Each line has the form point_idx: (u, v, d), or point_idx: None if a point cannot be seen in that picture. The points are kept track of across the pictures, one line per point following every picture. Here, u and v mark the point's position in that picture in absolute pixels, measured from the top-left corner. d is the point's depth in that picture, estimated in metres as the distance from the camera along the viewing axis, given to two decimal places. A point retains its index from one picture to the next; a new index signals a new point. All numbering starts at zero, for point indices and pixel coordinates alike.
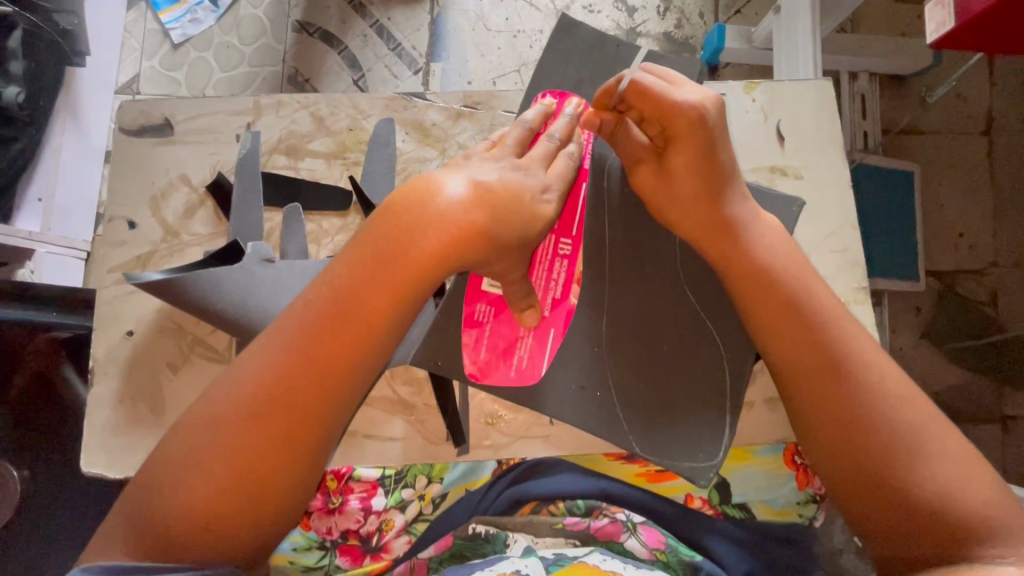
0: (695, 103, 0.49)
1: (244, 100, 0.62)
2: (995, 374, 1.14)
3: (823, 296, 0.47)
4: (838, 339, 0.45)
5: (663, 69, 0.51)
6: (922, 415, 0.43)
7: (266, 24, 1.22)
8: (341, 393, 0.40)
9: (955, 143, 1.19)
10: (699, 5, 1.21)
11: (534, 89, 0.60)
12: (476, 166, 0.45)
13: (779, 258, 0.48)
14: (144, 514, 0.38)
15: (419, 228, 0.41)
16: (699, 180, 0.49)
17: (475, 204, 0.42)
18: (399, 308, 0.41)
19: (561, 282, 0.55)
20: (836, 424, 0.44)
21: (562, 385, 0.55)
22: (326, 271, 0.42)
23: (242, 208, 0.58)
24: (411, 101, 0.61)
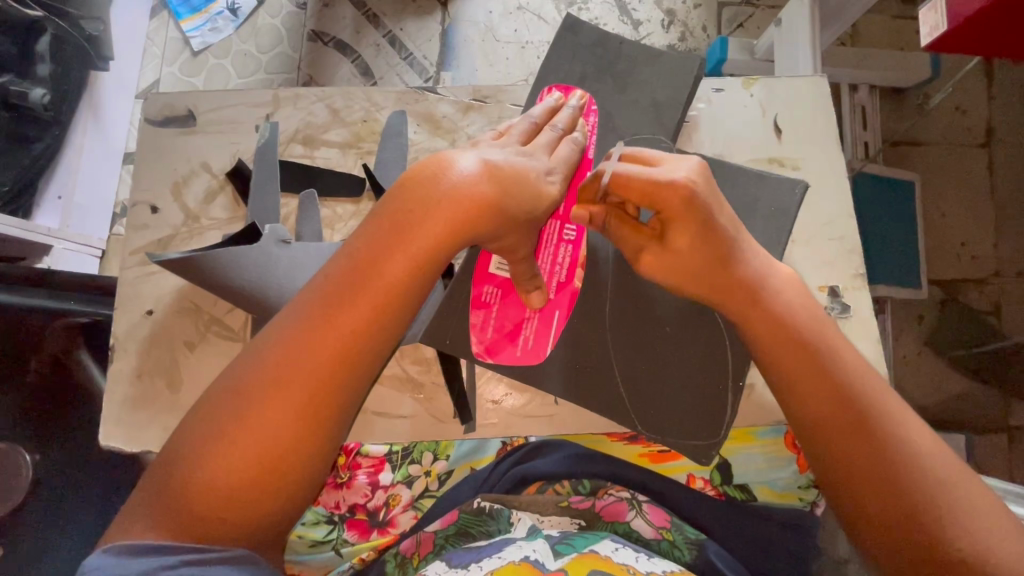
0: (684, 178, 0.48)
1: (265, 93, 0.65)
2: (998, 383, 1.14)
3: (826, 326, 0.49)
4: (845, 372, 0.47)
5: (641, 155, 0.51)
6: (934, 452, 0.44)
7: (283, 33, 1.26)
8: (358, 378, 0.42)
9: (954, 152, 1.21)
10: (702, 19, 1.25)
11: (541, 84, 0.63)
12: (485, 149, 0.47)
13: (787, 294, 0.50)
14: (169, 493, 0.39)
15: (430, 209, 0.43)
16: (703, 250, 0.49)
17: (487, 186, 0.44)
18: (415, 278, 0.43)
19: (567, 265, 0.57)
20: (857, 465, 0.45)
21: (566, 365, 0.57)
22: (346, 245, 0.44)
23: (260, 193, 0.61)
24: (422, 95, 0.65)
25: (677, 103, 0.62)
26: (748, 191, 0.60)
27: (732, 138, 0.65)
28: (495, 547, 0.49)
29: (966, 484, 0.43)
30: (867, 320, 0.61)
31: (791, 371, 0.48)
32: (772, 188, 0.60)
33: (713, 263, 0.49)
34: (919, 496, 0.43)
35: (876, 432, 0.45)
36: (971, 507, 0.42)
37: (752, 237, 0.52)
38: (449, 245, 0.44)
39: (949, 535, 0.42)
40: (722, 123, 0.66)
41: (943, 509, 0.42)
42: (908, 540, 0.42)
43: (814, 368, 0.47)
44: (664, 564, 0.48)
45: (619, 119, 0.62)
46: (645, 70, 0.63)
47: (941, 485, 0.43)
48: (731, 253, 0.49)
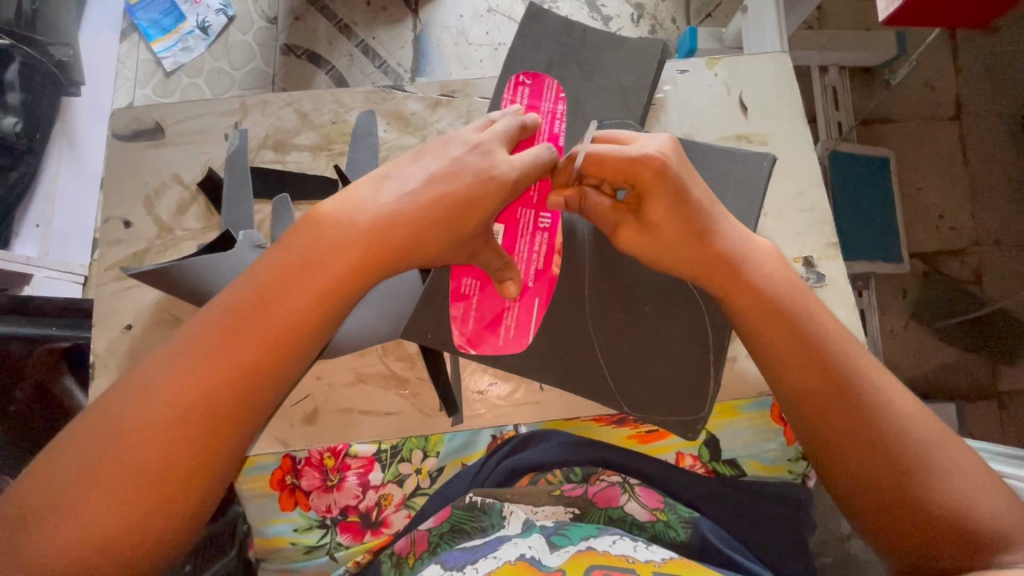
0: (656, 153, 0.49)
1: (232, 101, 0.65)
2: (986, 351, 1.15)
3: (809, 299, 0.50)
4: (831, 343, 0.47)
5: (614, 136, 0.52)
6: (920, 419, 0.45)
7: (255, 49, 1.27)
8: (257, 411, 0.41)
9: (925, 125, 1.23)
10: (671, 11, 1.27)
11: (507, 74, 0.64)
12: (406, 171, 0.46)
13: (768, 268, 0.50)
14: (17, 547, 0.36)
15: (343, 245, 0.43)
16: (681, 224, 0.49)
17: (394, 222, 0.44)
18: (317, 312, 0.43)
19: (543, 253, 0.58)
20: (844, 435, 0.45)
21: (549, 350, 0.58)
22: (245, 274, 0.43)
23: (233, 201, 0.61)
24: (390, 94, 0.65)
25: (643, 87, 0.64)
26: (717, 167, 0.61)
27: (700, 119, 0.67)
28: (490, 547, 0.48)
29: (951, 444, 0.44)
30: (841, 286, 0.62)
31: (777, 344, 0.48)
32: (741, 163, 0.61)
33: (692, 238, 0.50)
34: (906, 460, 0.43)
35: (861, 401, 0.45)
36: (959, 468, 0.43)
37: (728, 212, 0.52)
38: (369, 278, 0.44)
39: (937, 496, 0.42)
40: (688, 103, 0.67)
41: (931, 471, 0.43)
42: (898, 509, 0.43)
43: (797, 341, 0.47)
44: (662, 551, 0.47)
45: (588, 105, 0.63)
46: (610, 56, 0.64)
47: (929, 448, 0.43)
48: (707, 228, 0.50)
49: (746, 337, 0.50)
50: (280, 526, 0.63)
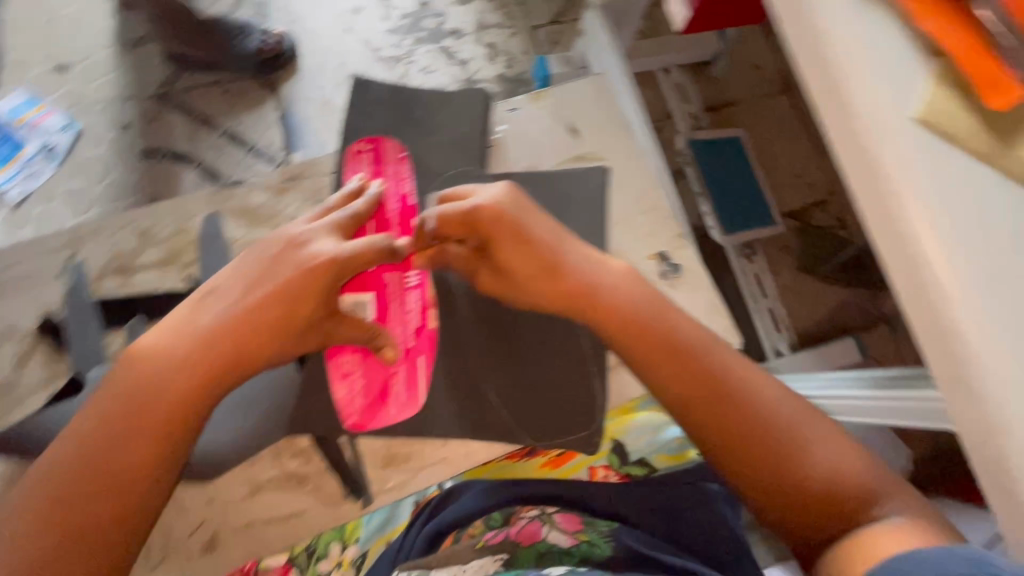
0: (489, 203, 0.54)
1: (60, 235, 0.62)
2: (866, 285, 1.28)
3: (668, 310, 0.53)
4: (695, 347, 0.51)
5: (458, 192, 0.56)
6: (783, 401, 0.49)
7: (109, 160, 1.21)
8: (114, 561, 0.43)
9: (763, 101, 1.38)
10: (521, 44, 1.36)
11: (344, 149, 0.66)
12: (220, 281, 0.51)
13: (623, 289, 0.53)
14: None
15: (169, 373, 0.46)
16: (535, 266, 0.53)
17: (216, 337, 0.47)
18: (159, 447, 0.45)
19: (418, 310, 0.60)
20: (726, 432, 0.48)
21: (442, 406, 0.58)
22: (78, 427, 0.45)
23: (81, 339, 0.58)
24: (232, 191, 0.65)
25: (476, 134, 0.68)
26: (554, 194, 0.66)
27: (537, 149, 0.71)
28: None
29: (813, 419, 0.49)
30: (698, 270, 0.67)
31: (651, 359, 0.51)
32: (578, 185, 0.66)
33: (548, 277, 0.53)
34: (780, 443, 0.47)
35: (731, 396, 0.49)
36: (824, 439, 0.48)
37: (579, 242, 0.56)
38: (207, 395, 0.47)
39: (811, 468, 0.46)
40: (525, 138, 0.72)
41: (800, 445, 0.47)
42: (787, 491, 0.46)
43: (665, 353, 0.51)
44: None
45: (430, 160, 0.66)
46: (441, 111, 0.68)
47: (795, 426, 0.48)
48: (558, 263, 0.53)
49: (622, 356, 0.53)
50: None
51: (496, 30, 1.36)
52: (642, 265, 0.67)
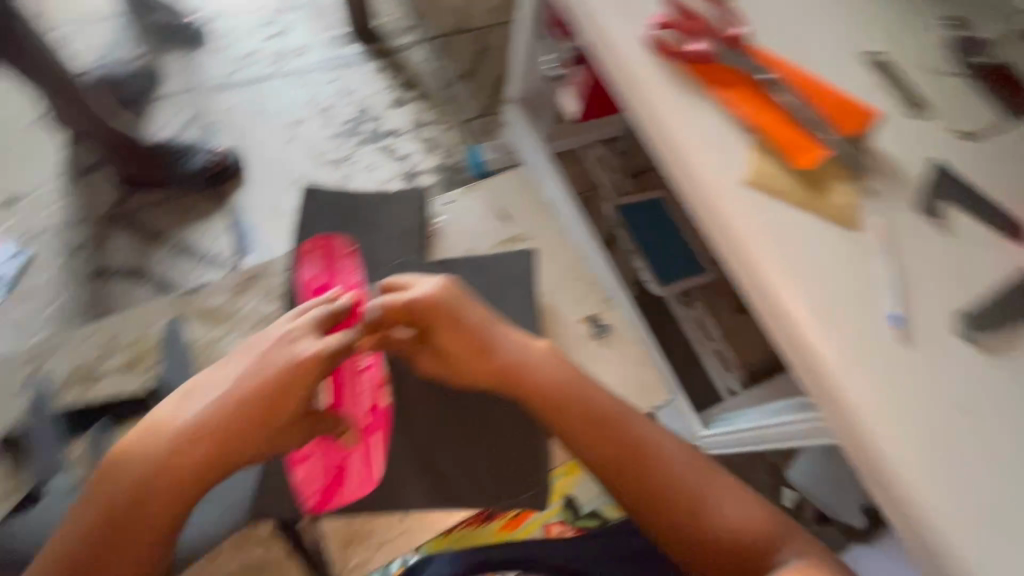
0: (428, 294, 0.63)
1: (40, 352, 0.75)
2: None
3: (593, 388, 0.62)
4: (612, 417, 0.60)
5: (402, 280, 0.66)
6: (691, 464, 0.58)
7: (60, 284, 1.24)
8: None
9: None
10: (449, 133, 1.47)
11: (297, 258, 0.80)
12: (215, 382, 0.56)
13: (553, 370, 0.62)
14: None
15: (157, 471, 0.51)
16: (469, 347, 0.62)
17: (198, 435, 0.52)
18: (163, 549, 0.50)
19: (372, 391, 0.69)
20: (637, 490, 0.57)
21: (397, 475, 0.69)
22: (76, 522, 0.50)
23: (45, 451, 0.67)
24: (193, 296, 0.79)
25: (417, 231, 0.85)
26: None
27: None
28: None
29: (716, 478, 0.58)
30: None
31: (578, 433, 0.59)
32: (509, 266, 0.84)
33: (482, 361, 0.62)
34: (689, 498, 0.56)
35: (643, 460, 0.57)
36: (725, 493, 0.57)
37: (512, 330, 0.65)
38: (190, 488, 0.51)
39: (716, 521, 0.55)
40: None
41: (701, 501, 0.56)
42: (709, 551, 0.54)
43: (589, 426, 0.59)
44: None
45: (378, 253, 0.83)
46: (381, 213, 0.85)
47: (696, 479, 0.57)
48: (485, 340, 0.62)
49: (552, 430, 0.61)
50: None
51: (433, 123, 1.48)
52: None
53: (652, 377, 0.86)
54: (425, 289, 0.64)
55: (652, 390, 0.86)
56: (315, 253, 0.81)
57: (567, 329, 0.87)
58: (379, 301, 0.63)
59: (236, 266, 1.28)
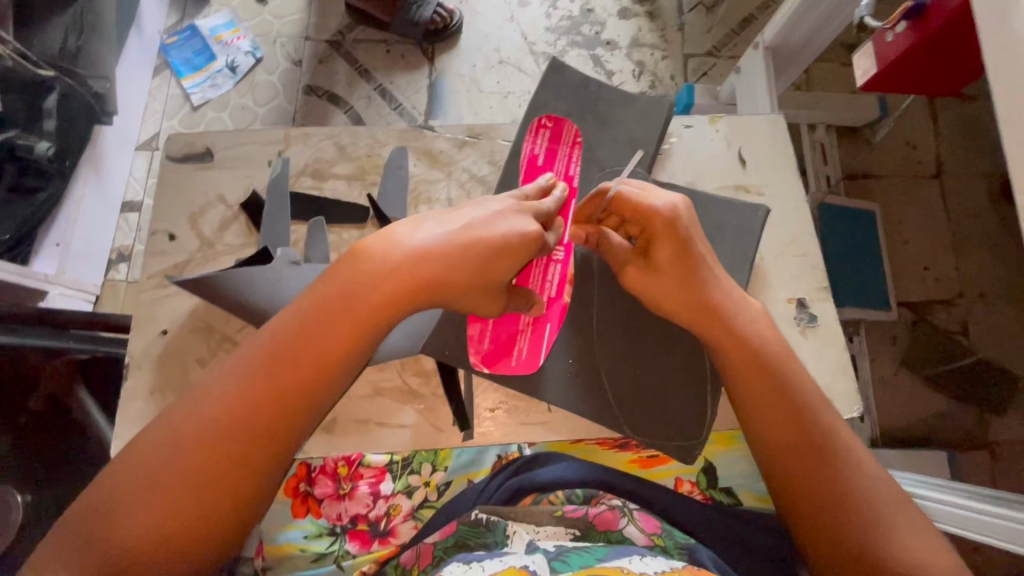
0: (670, 206, 0.56)
1: (276, 132, 0.75)
2: (978, 404, 1.14)
3: (797, 364, 0.54)
4: (807, 398, 0.52)
5: (640, 182, 0.59)
6: (884, 485, 0.48)
7: (279, 88, 1.31)
8: (273, 462, 0.45)
9: (909, 185, 1.26)
10: (670, 69, 1.32)
11: (531, 116, 0.69)
12: (445, 217, 0.52)
13: (760, 328, 0.54)
14: (94, 539, 0.41)
15: (376, 278, 0.48)
16: (681, 266, 0.55)
17: (425, 261, 0.49)
18: (349, 359, 0.48)
19: (555, 282, 0.63)
20: (809, 482, 0.49)
21: (557, 375, 0.62)
22: (292, 306, 0.48)
23: (272, 221, 0.70)
24: (422, 133, 0.75)
25: (651, 138, 0.69)
26: (717, 213, 0.65)
27: (703, 169, 0.73)
28: (495, 556, 0.50)
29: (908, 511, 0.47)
30: (834, 327, 0.67)
31: (768, 400, 0.51)
32: (737, 214, 0.65)
33: (687, 285, 0.55)
34: (868, 513, 0.47)
35: (829, 458, 0.49)
36: (916, 529, 0.46)
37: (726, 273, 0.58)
38: (395, 310, 0.49)
39: (894, 552, 0.45)
40: (693, 156, 0.73)
41: (885, 528, 0.46)
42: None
43: (781, 398, 0.51)
44: (657, 564, 0.47)
45: (600, 152, 0.68)
46: (622, 110, 0.70)
47: (884, 503, 0.47)
48: (704, 274, 0.55)
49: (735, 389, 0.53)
50: (291, 533, 0.72)
51: (648, 48, 1.33)
52: (782, 306, 0.67)
53: (846, 390, 0.64)
54: (664, 198, 0.57)
55: (844, 402, 0.64)
56: (546, 129, 0.69)
57: (769, 305, 0.67)
58: (617, 188, 0.57)
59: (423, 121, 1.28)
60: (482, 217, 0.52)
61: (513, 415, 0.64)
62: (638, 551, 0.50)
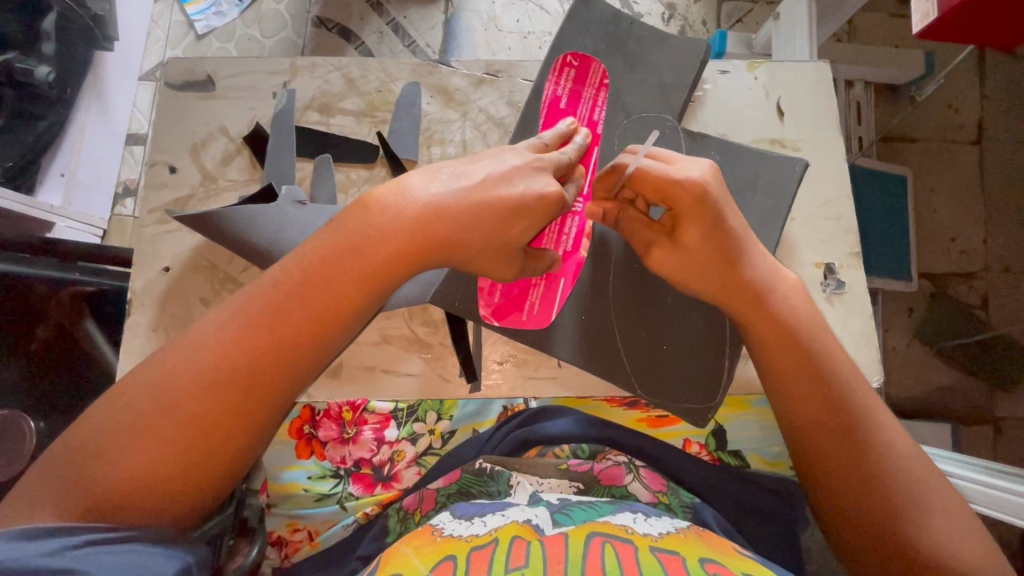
0: (697, 179, 0.51)
1: (282, 62, 0.70)
2: (989, 378, 1.11)
3: (831, 341, 0.51)
4: (839, 379, 0.50)
5: (663, 153, 0.54)
6: (919, 466, 0.47)
7: (287, 18, 1.21)
8: (271, 409, 0.44)
9: (945, 152, 1.18)
10: (703, 13, 1.22)
11: (556, 52, 0.64)
12: (461, 169, 0.49)
13: (794, 302, 0.52)
14: (84, 475, 0.40)
15: (387, 232, 0.46)
16: (710, 246, 0.51)
17: (437, 218, 0.46)
18: (354, 313, 0.46)
19: (572, 235, 0.58)
20: (836, 461, 0.48)
21: (568, 330, 0.60)
22: (301, 251, 0.46)
23: (277, 156, 0.66)
24: (436, 68, 0.70)
25: (684, 84, 0.63)
26: (749, 164, 0.61)
27: (736, 119, 0.68)
28: (498, 506, 0.50)
29: (942, 493, 0.46)
30: (861, 294, 0.64)
31: (798, 380, 0.50)
32: (771, 166, 0.61)
33: (716, 263, 0.52)
34: (900, 496, 0.46)
35: (860, 438, 0.48)
36: (949, 513, 0.45)
37: (760, 241, 0.54)
38: (405, 266, 0.47)
39: (924, 536, 0.44)
40: (726, 104, 0.68)
41: (916, 509, 0.45)
42: (897, 560, 0.45)
43: (811, 379, 0.50)
44: (662, 524, 0.47)
45: (627, 96, 0.63)
46: (654, 50, 0.64)
47: (916, 484, 0.46)
48: (736, 251, 0.52)
49: (763, 372, 0.52)
50: (294, 473, 0.74)
51: None
52: (808, 269, 0.64)
53: (868, 359, 0.62)
54: (689, 170, 0.52)
55: (864, 371, 0.62)
56: (571, 69, 0.62)
57: (796, 268, 0.64)
58: (636, 165, 0.52)
59: (439, 58, 1.18)
60: (499, 171, 0.49)
61: (521, 368, 0.63)
62: (642, 509, 0.49)
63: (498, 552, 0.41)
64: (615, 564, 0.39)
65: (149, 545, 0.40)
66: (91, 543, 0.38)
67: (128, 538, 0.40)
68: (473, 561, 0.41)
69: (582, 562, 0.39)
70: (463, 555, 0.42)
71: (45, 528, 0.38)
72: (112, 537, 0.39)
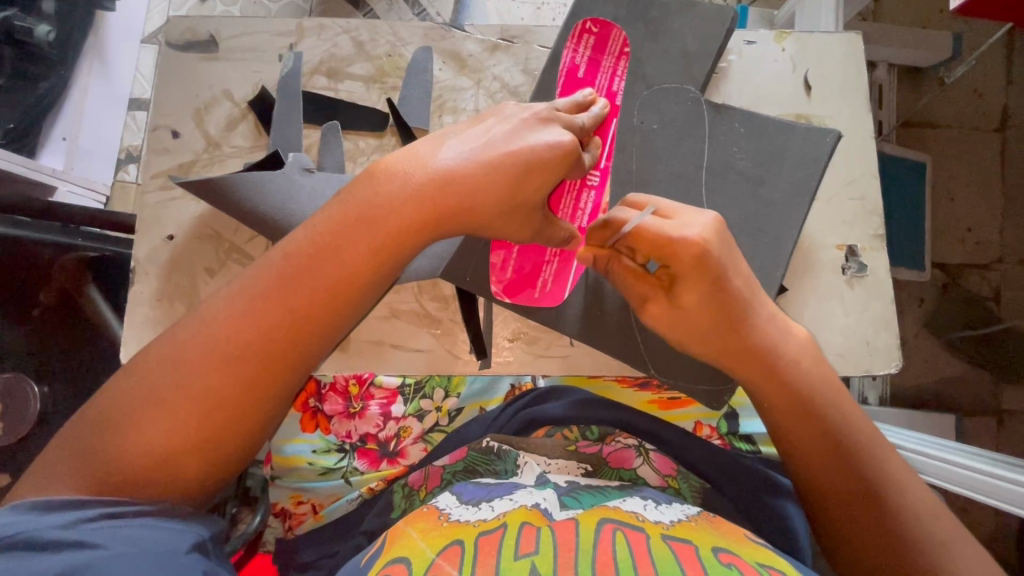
0: (696, 237, 0.47)
1: (288, 23, 0.67)
2: (997, 371, 1.10)
3: (845, 399, 0.50)
4: (846, 436, 0.48)
5: (661, 207, 0.50)
6: (941, 517, 0.45)
7: None
8: (270, 409, 0.43)
9: (968, 138, 1.14)
10: None
11: (577, 18, 0.61)
12: (468, 133, 0.47)
13: (805, 365, 0.50)
14: (97, 446, 0.39)
15: (395, 202, 0.44)
16: (710, 312, 0.49)
17: (447, 183, 0.45)
18: (361, 297, 0.44)
19: (589, 210, 0.58)
20: (860, 531, 0.46)
21: (582, 310, 0.59)
22: (306, 226, 0.45)
23: (283, 122, 0.64)
24: (449, 32, 0.67)
25: (708, 54, 0.60)
26: (777, 140, 0.58)
27: (761, 94, 0.65)
28: (505, 488, 0.49)
29: (963, 541, 0.45)
30: (884, 279, 0.62)
31: (803, 434, 0.49)
32: (799, 141, 0.58)
33: (721, 328, 0.49)
34: (920, 554, 0.44)
35: (883, 504, 0.46)
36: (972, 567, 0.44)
37: (764, 299, 0.51)
38: (417, 237, 0.45)
39: None
40: (750, 78, 0.65)
41: (938, 567, 0.43)
42: None
43: (817, 436, 0.48)
44: (673, 512, 0.46)
45: (649, 66, 0.60)
46: (679, 17, 0.61)
47: (947, 550, 0.44)
48: (742, 309, 0.49)
49: (770, 428, 0.51)
50: (299, 446, 0.73)
51: None
52: (829, 252, 0.62)
53: (885, 345, 0.61)
54: (688, 227, 0.48)
55: (881, 357, 0.61)
56: (590, 36, 0.60)
57: (817, 251, 0.62)
58: (635, 220, 0.49)
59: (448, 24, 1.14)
60: (507, 129, 0.47)
61: (532, 347, 0.62)
62: (652, 495, 0.48)
63: (506, 536, 0.40)
64: (627, 554, 0.38)
65: (162, 520, 0.39)
66: (104, 517, 0.38)
67: (140, 513, 0.39)
68: (482, 546, 0.40)
69: (593, 552, 0.38)
70: (471, 540, 0.41)
71: (61, 501, 0.38)
72: (126, 510, 0.39)
